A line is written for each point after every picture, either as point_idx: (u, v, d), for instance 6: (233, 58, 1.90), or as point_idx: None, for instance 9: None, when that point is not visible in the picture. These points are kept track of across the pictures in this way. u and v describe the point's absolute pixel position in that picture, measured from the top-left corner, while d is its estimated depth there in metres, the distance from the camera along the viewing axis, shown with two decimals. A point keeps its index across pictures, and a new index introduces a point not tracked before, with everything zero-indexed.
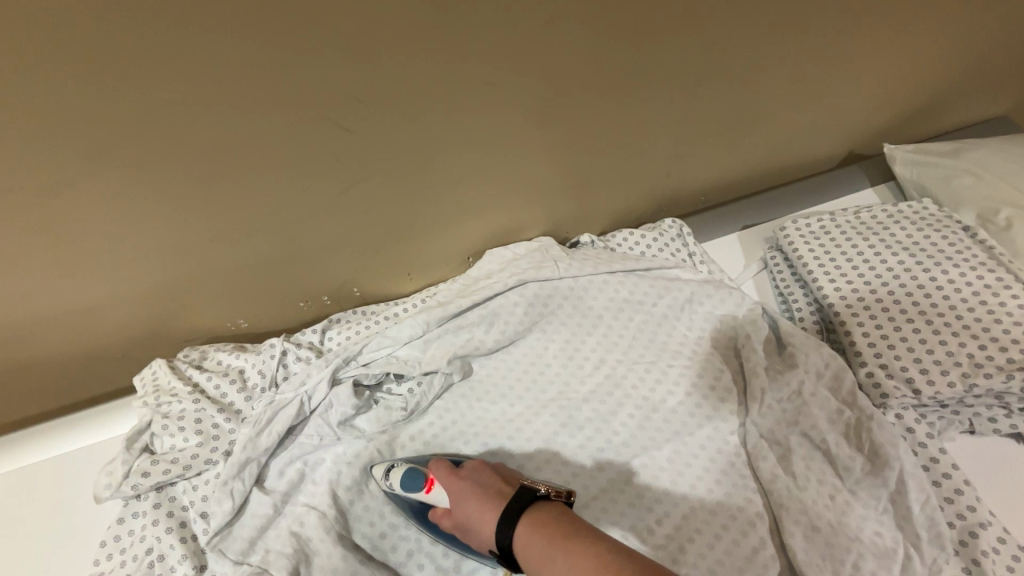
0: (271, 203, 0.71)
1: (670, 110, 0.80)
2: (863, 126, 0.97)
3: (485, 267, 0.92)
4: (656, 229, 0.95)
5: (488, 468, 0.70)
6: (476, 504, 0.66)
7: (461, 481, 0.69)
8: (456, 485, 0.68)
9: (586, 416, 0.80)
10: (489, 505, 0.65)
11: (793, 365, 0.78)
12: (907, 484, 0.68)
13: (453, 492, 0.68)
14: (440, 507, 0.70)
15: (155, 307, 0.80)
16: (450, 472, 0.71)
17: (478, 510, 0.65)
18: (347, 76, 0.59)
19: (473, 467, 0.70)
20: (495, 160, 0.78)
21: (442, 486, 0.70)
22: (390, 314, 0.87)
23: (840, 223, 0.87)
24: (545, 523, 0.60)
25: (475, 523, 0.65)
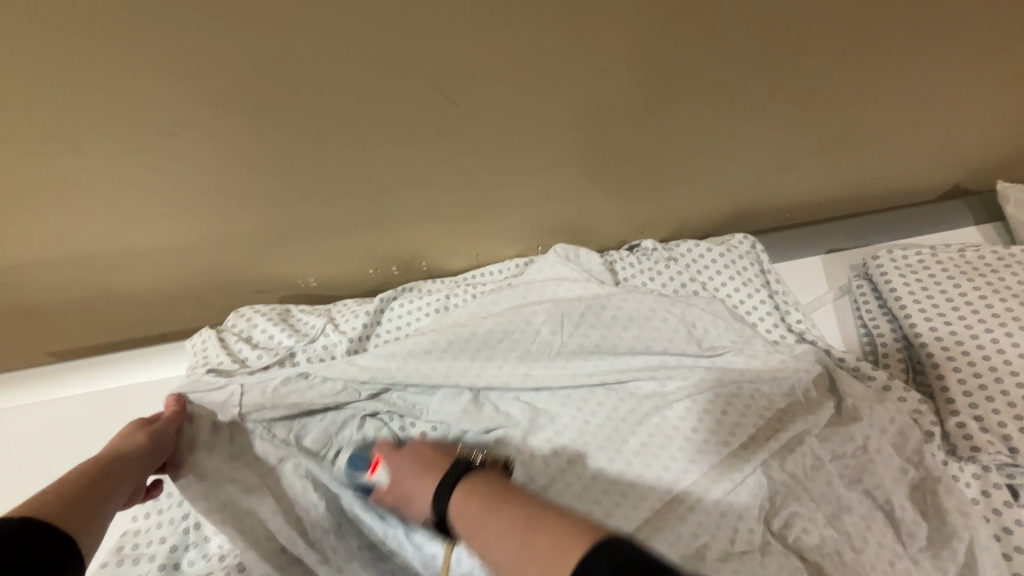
0: (362, 166, 0.71)
1: (776, 118, 0.76)
2: (975, 159, 0.90)
3: (542, 273, 0.86)
4: (726, 245, 0.89)
5: (430, 444, 0.69)
6: (414, 477, 0.64)
7: (400, 457, 0.67)
8: (394, 461, 0.67)
9: (627, 439, 0.74)
10: (426, 478, 0.62)
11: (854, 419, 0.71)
12: (979, 559, 0.62)
13: (391, 470, 0.67)
14: (383, 487, 0.67)
15: (234, 255, 0.82)
16: (392, 451, 0.69)
17: (417, 483, 0.63)
18: (466, 48, 0.58)
19: (415, 444, 0.69)
20: (586, 150, 0.76)
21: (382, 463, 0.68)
22: (445, 306, 0.86)
23: (942, 259, 0.81)
24: (481, 492, 0.56)
25: (415, 496, 0.63)
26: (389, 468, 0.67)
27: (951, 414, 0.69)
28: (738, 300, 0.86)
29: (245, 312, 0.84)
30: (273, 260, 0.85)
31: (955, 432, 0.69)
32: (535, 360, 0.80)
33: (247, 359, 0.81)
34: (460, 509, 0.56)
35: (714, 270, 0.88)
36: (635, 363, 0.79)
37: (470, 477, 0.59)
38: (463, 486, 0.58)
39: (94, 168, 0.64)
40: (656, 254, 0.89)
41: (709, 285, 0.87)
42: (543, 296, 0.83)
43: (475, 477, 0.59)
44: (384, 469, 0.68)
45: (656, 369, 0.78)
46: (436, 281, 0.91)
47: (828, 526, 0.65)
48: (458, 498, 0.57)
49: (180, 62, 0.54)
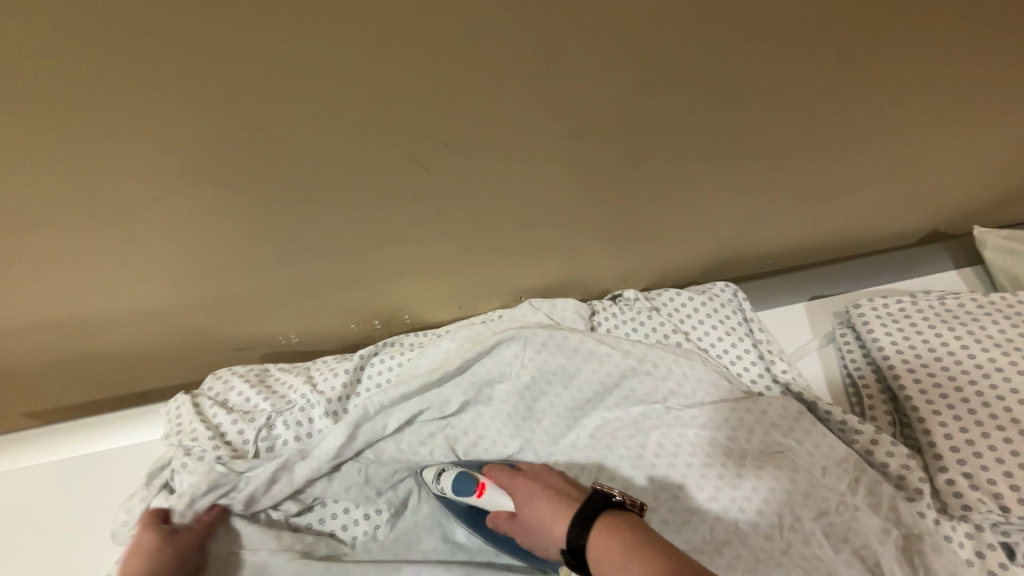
0: (339, 229, 0.72)
1: (747, 173, 0.78)
2: (948, 207, 0.92)
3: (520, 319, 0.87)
4: (708, 294, 0.89)
5: (554, 471, 0.67)
6: (547, 503, 0.61)
7: (527, 482, 0.65)
8: (521, 483, 0.65)
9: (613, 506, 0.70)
10: (559, 506, 0.60)
11: (840, 476, 0.69)
12: None
13: (517, 493, 0.65)
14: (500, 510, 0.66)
15: (212, 314, 0.81)
16: (513, 474, 0.68)
17: (546, 509, 0.61)
18: (436, 120, 0.59)
19: (534, 469, 0.68)
20: (564, 207, 0.77)
21: (502, 488, 0.67)
22: (424, 339, 0.85)
23: (923, 307, 0.81)
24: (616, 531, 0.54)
25: (543, 524, 0.61)
26: (512, 488, 0.66)
27: (940, 471, 0.68)
28: (724, 350, 0.85)
29: (223, 375, 0.80)
30: (250, 318, 0.84)
31: (946, 490, 0.67)
32: (508, 412, 0.76)
33: (222, 426, 0.75)
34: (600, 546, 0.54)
35: (697, 320, 0.87)
36: (617, 413, 0.76)
37: (610, 515, 0.56)
38: (602, 523, 0.55)
39: (64, 240, 0.64)
40: (638, 304, 0.89)
41: (693, 334, 0.86)
42: (511, 359, 0.77)
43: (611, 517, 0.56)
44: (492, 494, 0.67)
45: (637, 426, 0.74)
46: (418, 334, 0.90)
47: None
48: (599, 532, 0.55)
49: (147, 139, 0.55)
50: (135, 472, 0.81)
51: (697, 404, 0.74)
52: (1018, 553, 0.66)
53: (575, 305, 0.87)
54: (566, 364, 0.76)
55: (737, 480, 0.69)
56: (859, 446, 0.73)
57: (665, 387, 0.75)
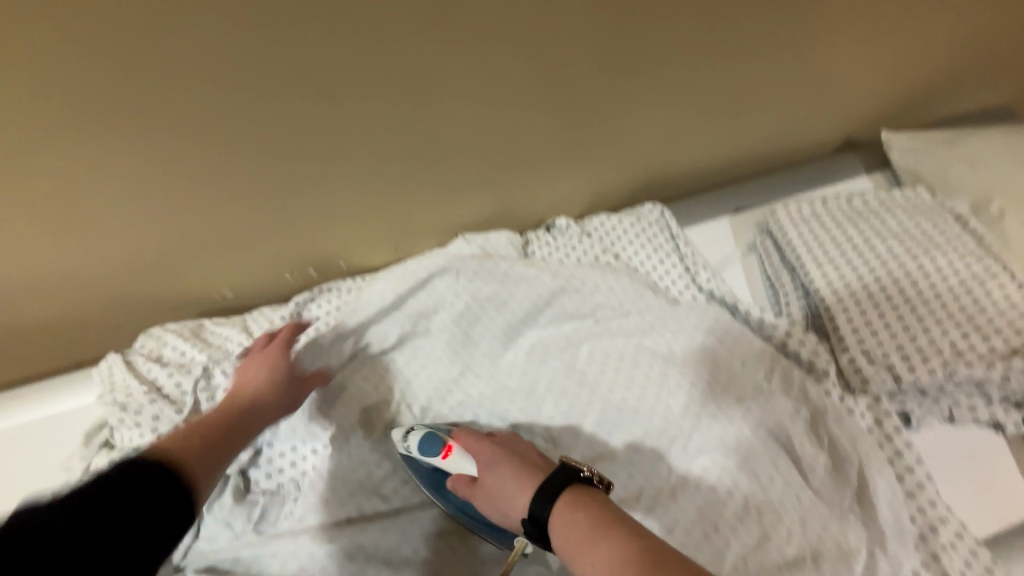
0: (249, 173, 0.69)
1: (662, 90, 0.78)
2: (857, 113, 0.96)
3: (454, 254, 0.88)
4: (637, 215, 0.91)
5: (523, 440, 0.64)
6: (510, 470, 0.59)
7: (492, 447, 0.63)
8: (485, 450, 0.63)
9: (551, 416, 0.74)
10: (524, 478, 0.57)
11: (757, 369, 0.74)
12: (870, 482, 0.68)
13: (479, 459, 0.62)
14: (459, 474, 0.64)
15: (133, 274, 0.79)
16: (480, 439, 0.65)
17: (508, 475, 0.58)
18: (330, 48, 0.57)
19: (506, 437, 0.64)
20: (483, 137, 0.76)
21: (466, 450, 0.64)
22: (359, 281, 0.85)
23: (832, 209, 0.85)
24: (587, 507, 0.51)
25: (507, 492, 0.58)
26: (476, 455, 0.63)
27: (844, 351, 0.74)
28: (653, 267, 0.88)
29: (154, 332, 0.79)
30: (175, 276, 0.82)
31: (848, 368, 0.73)
32: (446, 342, 0.78)
33: (158, 381, 0.75)
34: (565, 518, 0.51)
35: (627, 241, 0.90)
36: (551, 332, 0.78)
37: (576, 489, 0.53)
38: (568, 495, 0.52)
39: None
40: (571, 231, 0.91)
41: (623, 255, 0.89)
42: (445, 292, 0.79)
43: (572, 491, 0.53)
44: (456, 456, 0.65)
45: (571, 343, 0.77)
46: (354, 278, 0.90)
47: (740, 472, 0.68)
48: (565, 503, 0.52)
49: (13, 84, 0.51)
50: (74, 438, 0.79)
51: (627, 317, 0.77)
52: (913, 419, 0.73)
53: (507, 236, 0.89)
54: (500, 292, 0.79)
55: (663, 379, 0.73)
56: (775, 340, 0.78)
57: (594, 301, 0.78)
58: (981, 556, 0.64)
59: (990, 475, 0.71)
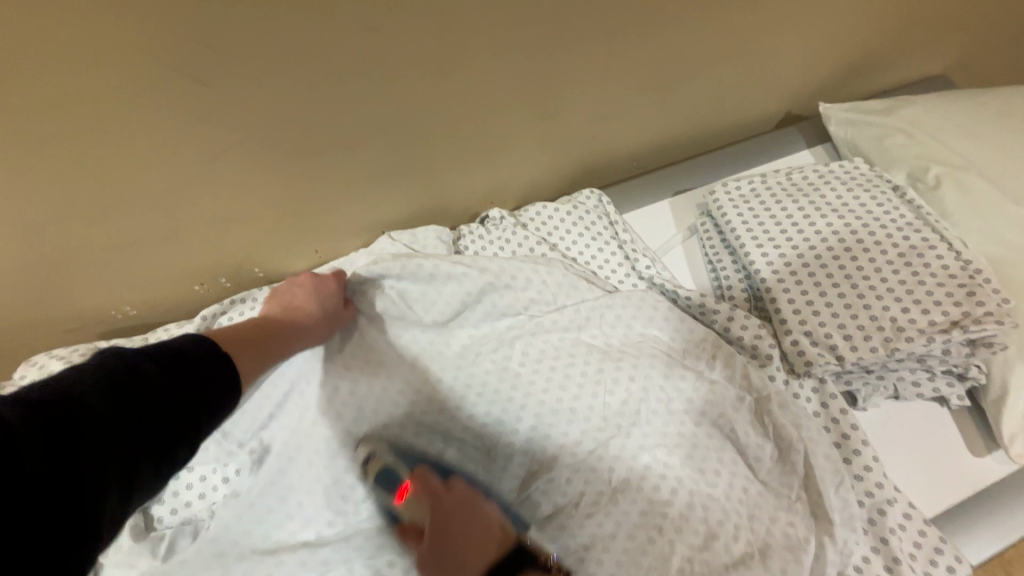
0: (126, 173, 0.62)
1: (583, 66, 0.74)
2: (793, 86, 0.93)
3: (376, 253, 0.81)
4: (573, 203, 0.87)
5: (479, 498, 0.62)
6: (468, 549, 0.58)
7: (449, 510, 0.60)
8: (443, 511, 0.60)
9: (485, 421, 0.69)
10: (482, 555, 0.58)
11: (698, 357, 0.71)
12: (816, 468, 0.65)
13: (436, 518, 0.60)
14: (409, 527, 0.62)
15: (9, 296, 0.70)
16: (435, 493, 0.61)
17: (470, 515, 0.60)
18: (187, 20, 0.51)
19: (463, 496, 0.61)
20: (393, 124, 0.70)
21: (421, 502, 0.61)
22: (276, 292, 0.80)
23: (771, 185, 0.82)
24: None
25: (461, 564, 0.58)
26: (429, 510, 0.60)
27: (786, 334, 0.70)
28: (591, 257, 0.84)
29: (39, 359, 0.72)
30: (63, 295, 0.74)
31: (791, 350, 0.70)
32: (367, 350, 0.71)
33: None
34: None
35: (564, 230, 0.85)
36: (482, 331, 0.74)
37: None
38: None
39: None
40: (506, 223, 0.86)
41: (561, 246, 0.84)
42: (365, 295, 0.73)
43: None
44: (411, 504, 0.61)
45: (504, 342, 0.72)
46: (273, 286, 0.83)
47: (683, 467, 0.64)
48: None
49: None
50: None
51: (561, 309, 0.73)
52: (859, 399, 0.71)
53: (436, 232, 0.83)
54: (426, 292, 0.73)
55: (601, 373, 0.69)
56: (717, 326, 0.75)
57: (525, 295, 0.74)
58: (929, 537, 0.62)
59: (937, 450, 0.70)
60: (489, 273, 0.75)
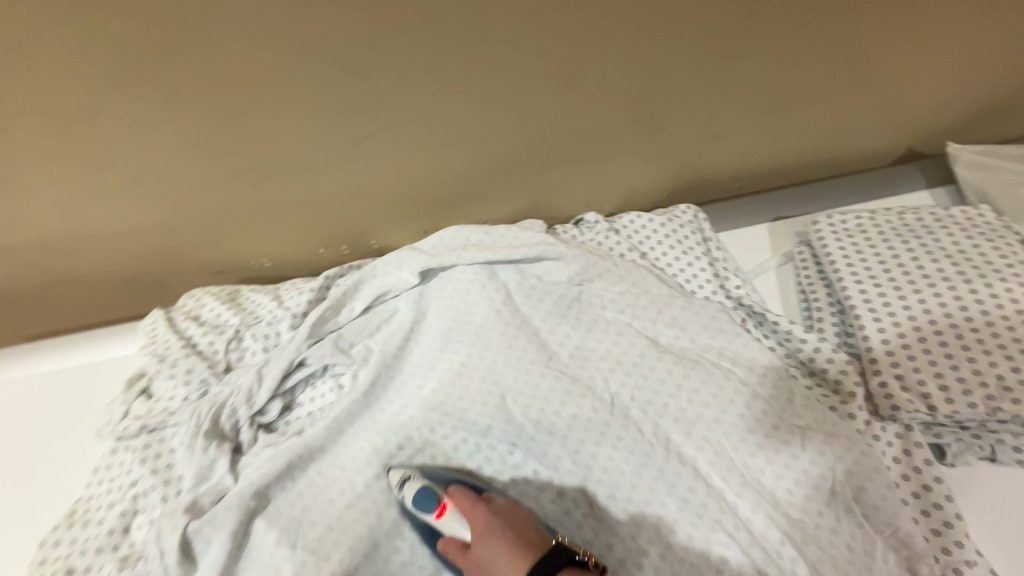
0: (290, 147, 0.74)
1: (700, 86, 0.76)
2: (919, 123, 0.89)
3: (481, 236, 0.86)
4: (669, 215, 0.89)
5: (520, 510, 0.63)
6: (506, 552, 0.59)
7: (488, 515, 0.62)
8: (480, 521, 0.62)
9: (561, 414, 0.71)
10: (520, 559, 0.58)
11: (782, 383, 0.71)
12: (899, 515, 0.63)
13: (475, 526, 0.62)
14: (449, 537, 0.63)
15: (181, 237, 0.84)
16: (474, 502, 0.64)
17: (507, 558, 0.59)
18: (364, 27, 0.60)
19: (503, 506, 0.63)
20: (512, 125, 0.77)
21: (462, 515, 0.62)
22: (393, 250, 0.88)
23: (879, 222, 0.80)
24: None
25: (500, 568, 0.59)
26: (468, 521, 0.62)
27: (873, 374, 0.69)
28: (682, 271, 0.85)
29: (195, 293, 0.84)
30: (221, 244, 0.88)
31: (877, 392, 0.68)
32: (461, 330, 0.79)
33: (193, 337, 0.80)
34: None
35: (656, 241, 0.87)
36: (562, 326, 0.77)
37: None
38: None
39: (25, 145, 0.66)
40: (599, 227, 0.90)
41: (651, 255, 0.86)
42: (467, 279, 0.80)
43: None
44: (451, 517, 0.63)
45: (584, 337, 0.76)
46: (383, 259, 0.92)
47: (750, 488, 0.65)
48: None
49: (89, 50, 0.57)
50: (108, 383, 0.82)
51: (647, 317, 0.76)
52: (948, 453, 0.69)
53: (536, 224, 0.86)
54: (523, 284, 0.80)
55: (679, 381, 0.71)
56: (802, 355, 0.74)
57: (612, 299, 0.78)
58: None
59: None
60: (578, 269, 0.79)
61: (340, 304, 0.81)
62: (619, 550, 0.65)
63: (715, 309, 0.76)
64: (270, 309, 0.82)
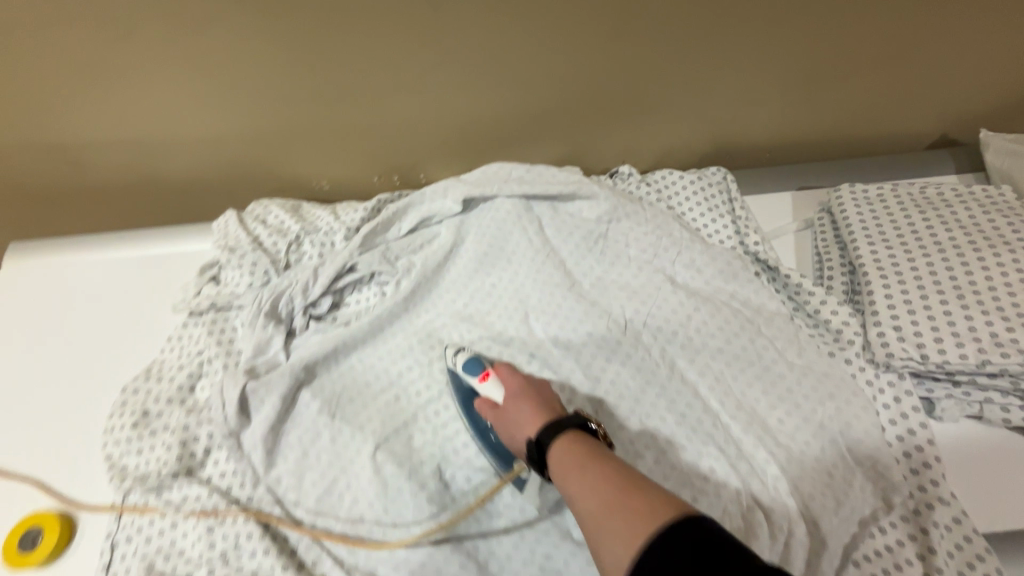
0: (363, 71, 0.83)
1: (738, 46, 0.82)
2: (955, 108, 0.92)
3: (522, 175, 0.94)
4: (700, 174, 0.94)
5: (552, 388, 0.68)
6: (529, 409, 0.64)
7: (524, 384, 0.68)
8: (516, 386, 0.68)
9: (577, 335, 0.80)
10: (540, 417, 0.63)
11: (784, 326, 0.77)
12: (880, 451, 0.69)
13: (509, 390, 0.68)
14: (487, 397, 0.69)
15: (255, 151, 0.95)
16: (514, 373, 0.69)
17: (528, 415, 0.64)
18: None
19: (538, 381, 0.68)
20: (561, 69, 0.84)
21: (500, 381, 0.69)
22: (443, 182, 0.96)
23: (900, 193, 0.84)
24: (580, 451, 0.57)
25: (521, 424, 0.64)
26: (504, 387, 0.68)
27: (873, 324, 0.73)
28: (705, 224, 0.91)
29: (263, 202, 0.94)
30: (289, 162, 0.98)
31: (874, 340, 0.73)
32: (495, 255, 0.87)
33: (260, 237, 0.90)
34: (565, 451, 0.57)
35: (684, 196, 0.93)
36: (588, 259, 0.84)
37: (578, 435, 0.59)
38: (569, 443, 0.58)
39: (147, 44, 0.78)
40: (632, 178, 0.96)
41: (678, 207, 0.92)
42: (506, 211, 0.88)
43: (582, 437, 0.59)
44: (491, 382, 0.69)
45: (607, 270, 0.83)
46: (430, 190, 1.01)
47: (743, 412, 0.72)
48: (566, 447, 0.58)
49: None
50: (183, 270, 0.93)
51: (666, 259, 0.83)
52: (937, 407, 0.73)
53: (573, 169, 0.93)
54: (555, 219, 0.88)
55: (689, 315, 0.78)
56: (809, 307, 0.80)
57: (637, 239, 0.84)
58: (975, 543, 0.63)
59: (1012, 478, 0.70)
60: (609, 210, 0.86)
61: (390, 223, 0.90)
62: (618, 453, 0.71)
63: (731, 257, 0.82)
64: (327, 220, 0.91)
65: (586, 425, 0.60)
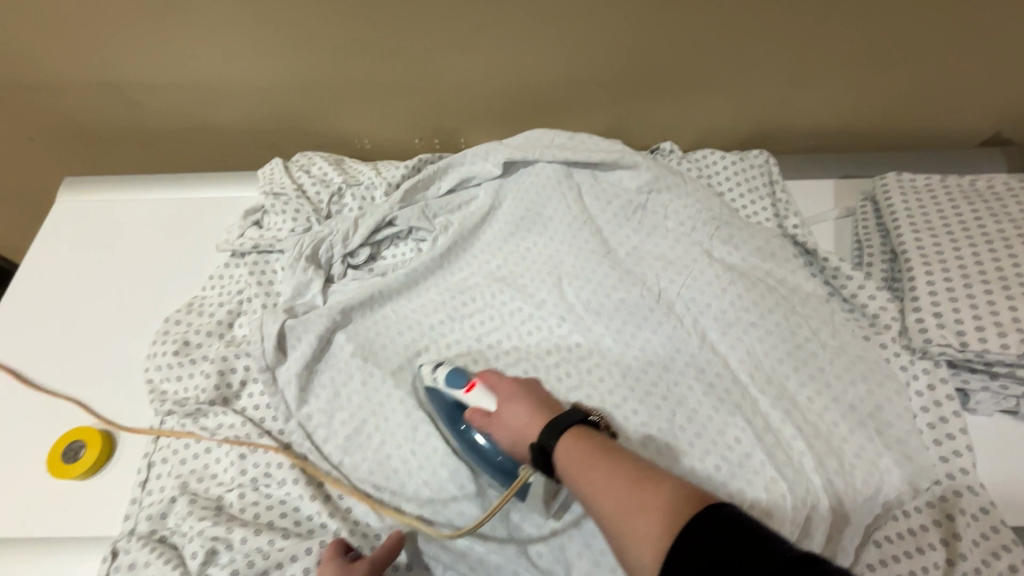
0: (417, 27, 0.84)
1: (795, 25, 0.81)
2: (1013, 105, 0.90)
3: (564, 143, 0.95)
4: (742, 155, 0.93)
5: (542, 386, 0.64)
6: (527, 407, 0.60)
7: (513, 385, 0.64)
8: (506, 388, 0.64)
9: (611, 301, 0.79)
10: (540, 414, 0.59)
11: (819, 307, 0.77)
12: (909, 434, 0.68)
13: (500, 393, 0.64)
14: (475, 408, 0.65)
15: (304, 103, 0.97)
16: (500, 377, 0.66)
17: (528, 414, 0.60)
18: None
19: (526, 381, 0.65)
20: (614, 38, 0.85)
21: (487, 388, 0.65)
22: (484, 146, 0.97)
23: (949, 185, 0.83)
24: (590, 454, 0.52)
25: (519, 422, 0.60)
26: (495, 391, 0.64)
27: (912, 310, 0.72)
28: (744, 204, 0.90)
29: (307, 154, 0.96)
30: (336, 117, 0.99)
31: (913, 326, 0.72)
32: (533, 219, 0.87)
33: (303, 186, 0.92)
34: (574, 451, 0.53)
35: (725, 175, 0.92)
36: (625, 228, 0.85)
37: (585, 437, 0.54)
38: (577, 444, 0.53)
39: None
40: (672, 155, 0.96)
41: (718, 186, 0.92)
42: (546, 176, 0.89)
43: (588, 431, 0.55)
44: (478, 392, 0.65)
45: (644, 240, 0.84)
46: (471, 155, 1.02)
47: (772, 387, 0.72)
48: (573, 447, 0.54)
49: None
50: (228, 214, 0.96)
51: (703, 232, 0.83)
52: (971, 399, 0.72)
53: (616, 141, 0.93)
54: (595, 187, 0.88)
55: (724, 289, 0.77)
56: (846, 291, 0.79)
57: (675, 212, 0.85)
58: (1002, 533, 0.61)
59: None
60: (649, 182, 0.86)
61: (431, 180, 0.91)
62: (643, 416, 0.72)
63: (770, 236, 0.82)
64: (368, 174, 0.92)
65: (587, 419, 0.56)
